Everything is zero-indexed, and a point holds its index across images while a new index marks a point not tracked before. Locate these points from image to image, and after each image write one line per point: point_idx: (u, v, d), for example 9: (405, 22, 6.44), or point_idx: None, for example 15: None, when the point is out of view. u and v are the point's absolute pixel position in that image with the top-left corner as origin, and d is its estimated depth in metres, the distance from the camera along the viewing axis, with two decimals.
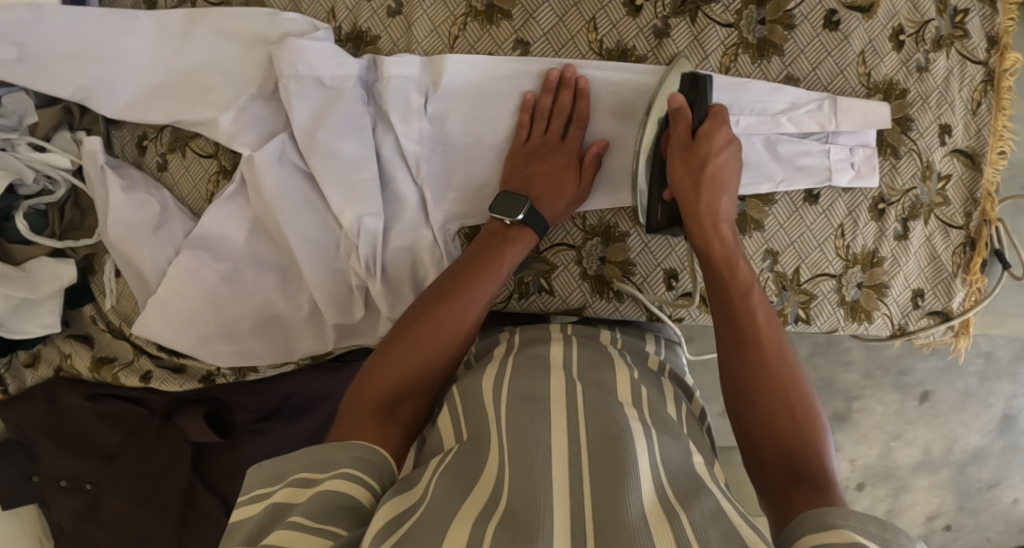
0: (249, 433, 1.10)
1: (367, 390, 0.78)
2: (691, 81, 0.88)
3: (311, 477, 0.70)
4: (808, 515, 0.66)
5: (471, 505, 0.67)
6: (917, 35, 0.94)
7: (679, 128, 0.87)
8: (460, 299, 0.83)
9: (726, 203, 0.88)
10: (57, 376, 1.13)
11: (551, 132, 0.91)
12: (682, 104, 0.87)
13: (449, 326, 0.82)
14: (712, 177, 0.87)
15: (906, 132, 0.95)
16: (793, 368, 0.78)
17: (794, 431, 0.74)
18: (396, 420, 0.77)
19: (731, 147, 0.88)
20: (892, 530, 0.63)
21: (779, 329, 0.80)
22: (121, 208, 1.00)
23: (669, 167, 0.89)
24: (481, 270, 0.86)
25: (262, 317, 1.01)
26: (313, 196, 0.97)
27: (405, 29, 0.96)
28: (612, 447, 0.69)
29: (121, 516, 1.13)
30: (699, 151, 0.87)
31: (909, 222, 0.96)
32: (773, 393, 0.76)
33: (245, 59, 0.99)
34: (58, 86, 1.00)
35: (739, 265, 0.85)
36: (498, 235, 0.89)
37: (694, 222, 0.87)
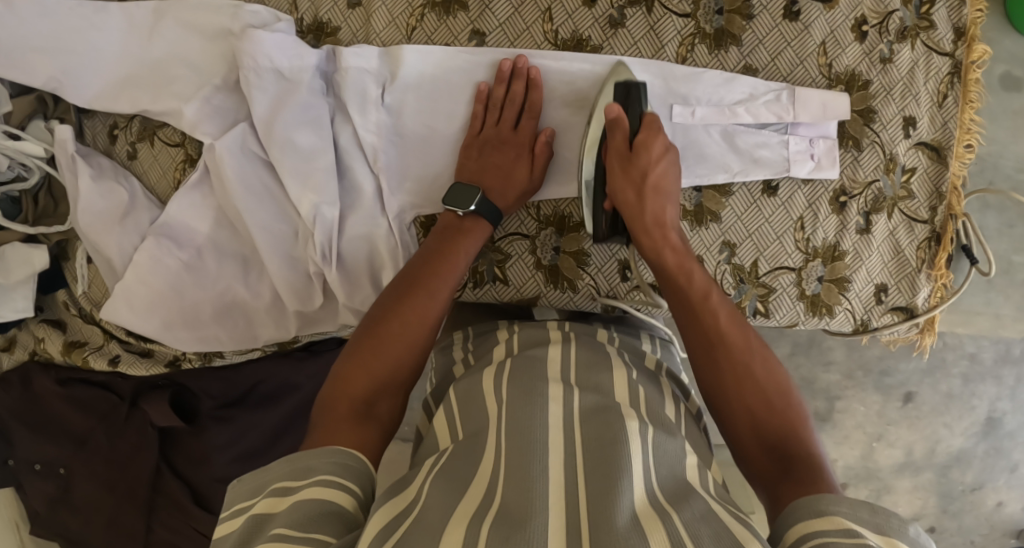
0: (212, 420, 1.13)
1: (337, 399, 0.75)
2: (623, 91, 0.88)
3: (290, 485, 0.68)
4: (798, 503, 0.65)
5: (470, 502, 0.66)
6: (880, 26, 0.92)
7: (617, 138, 0.87)
8: (424, 292, 0.83)
9: (671, 211, 0.87)
10: (32, 360, 1.14)
11: (504, 123, 0.91)
12: (620, 113, 0.86)
13: (416, 321, 0.81)
14: (656, 188, 0.86)
15: (868, 124, 0.93)
16: (765, 357, 0.77)
17: (773, 418, 0.74)
18: (375, 420, 0.75)
19: (668, 154, 0.88)
20: (882, 514, 0.63)
21: (745, 327, 0.79)
22: (88, 195, 1.02)
23: (610, 180, 0.88)
24: (438, 262, 0.85)
25: (224, 303, 1.04)
26: (271, 185, 0.98)
27: (364, 20, 0.96)
28: (609, 451, 0.68)
29: (92, 500, 1.16)
30: (639, 160, 0.86)
31: (871, 215, 0.94)
32: (747, 392, 0.75)
33: (208, 50, 1.01)
34: (29, 76, 1.02)
35: (694, 269, 0.84)
36: (453, 228, 0.88)
37: (643, 234, 0.86)
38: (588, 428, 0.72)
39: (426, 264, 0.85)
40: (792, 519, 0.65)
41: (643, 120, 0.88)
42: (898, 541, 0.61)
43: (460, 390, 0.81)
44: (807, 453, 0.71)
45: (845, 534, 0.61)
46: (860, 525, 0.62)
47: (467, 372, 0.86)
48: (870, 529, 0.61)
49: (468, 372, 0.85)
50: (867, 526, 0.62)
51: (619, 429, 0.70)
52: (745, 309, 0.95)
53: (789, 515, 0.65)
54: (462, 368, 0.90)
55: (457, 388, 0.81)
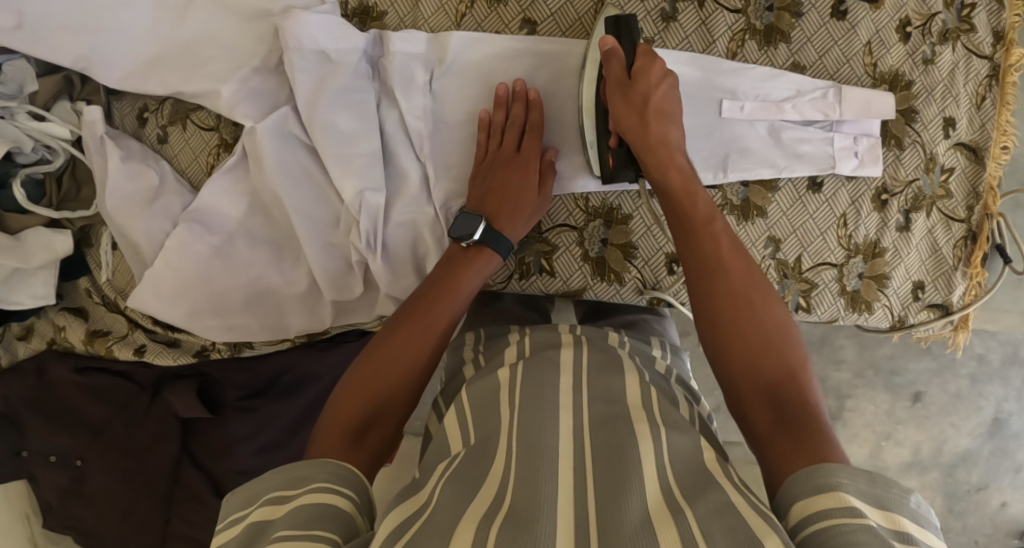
0: (237, 411, 1.10)
1: (329, 423, 0.73)
2: (615, 25, 0.87)
3: (284, 494, 0.66)
4: (797, 476, 0.65)
5: (481, 503, 0.66)
6: (923, 27, 0.94)
7: (614, 67, 0.84)
8: (422, 325, 0.79)
9: (676, 134, 0.85)
10: (49, 349, 1.11)
11: (506, 145, 0.90)
12: (613, 45, 0.85)
13: (417, 350, 0.78)
14: (658, 112, 0.84)
15: (910, 124, 0.95)
16: (765, 294, 0.77)
17: (770, 355, 0.73)
18: (364, 450, 0.72)
19: (667, 80, 0.85)
20: (880, 485, 0.63)
21: (747, 263, 0.78)
22: (116, 177, 1.00)
23: (611, 106, 0.85)
24: (436, 295, 0.82)
25: (255, 290, 1.00)
26: (313, 169, 0.96)
27: (412, 5, 0.95)
28: (617, 458, 0.68)
29: (107, 491, 1.10)
30: (639, 86, 0.84)
31: (911, 214, 0.96)
32: (744, 323, 0.75)
33: (245, 32, 0.99)
34: (57, 54, 1.00)
35: (699, 198, 0.83)
36: (455, 259, 0.85)
37: (649, 157, 0.84)
38: (599, 436, 0.71)
39: (432, 289, 0.83)
40: (793, 492, 0.64)
41: (639, 50, 0.85)
42: (899, 516, 0.62)
43: (472, 390, 0.80)
44: (803, 396, 0.71)
45: (850, 512, 0.61)
46: (860, 500, 0.62)
47: (478, 373, 0.85)
48: (871, 504, 0.62)
49: (479, 374, 0.84)
50: (867, 501, 0.62)
51: (629, 436, 0.70)
52: (787, 304, 0.96)
53: (789, 488, 0.65)
54: (473, 369, 0.89)
55: (469, 388, 0.81)
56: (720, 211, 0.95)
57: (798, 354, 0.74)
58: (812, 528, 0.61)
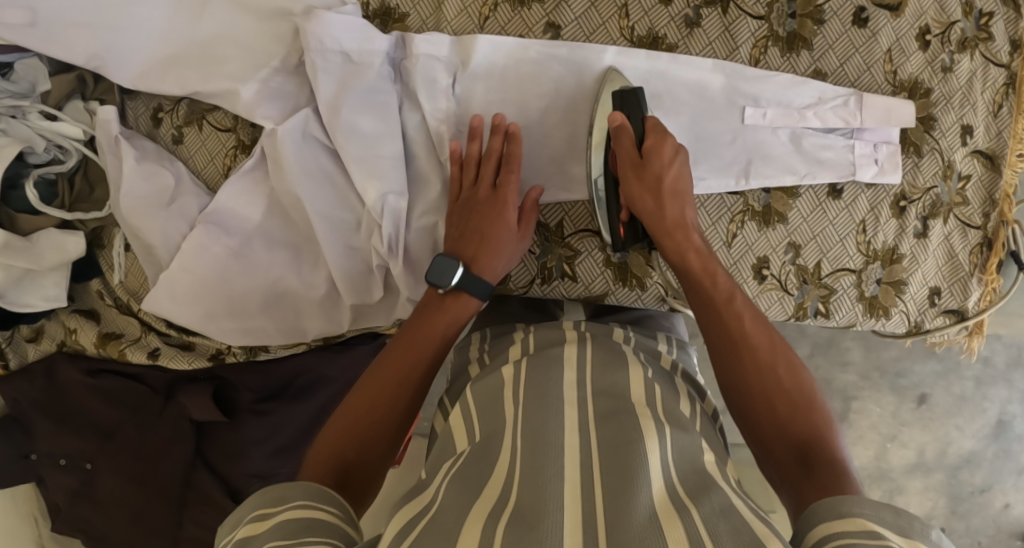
0: (252, 414, 1.09)
1: (315, 461, 0.73)
2: (621, 100, 0.89)
3: (267, 511, 0.65)
4: (820, 505, 0.64)
5: (485, 501, 0.66)
6: (943, 35, 0.94)
7: (624, 145, 0.86)
8: (407, 363, 0.80)
9: (689, 213, 0.87)
10: (59, 351, 1.09)
11: (482, 182, 0.89)
12: (622, 121, 0.87)
13: (403, 388, 0.78)
14: (673, 190, 0.85)
15: (929, 131, 0.95)
16: (789, 361, 0.76)
17: (798, 423, 0.73)
18: (352, 488, 0.72)
19: (679, 155, 0.86)
20: (905, 516, 0.62)
21: (770, 331, 0.78)
22: (131, 178, 0.99)
23: (625, 186, 0.87)
24: (410, 340, 0.81)
25: (273, 293, 1.00)
26: (333, 171, 0.95)
27: (435, 7, 0.95)
28: (624, 451, 0.68)
29: (118, 494, 1.09)
30: (651, 166, 0.85)
31: (928, 221, 0.96)
32: (769, 391, 0.75)
33: (264, 31, 0.98)
34: (71, 53, 0.98)
35: (718, 274, 0.83)
36: (432, 304, 0.84)
37: (666, 239, 0.85)
38: (604, 431, 0.71)
39: (416, 326, 0.83)
40: (814, 520, 0.64)
41: (648, 125, 0.87)
42: (921, 546, 0.60)
43: (475, 391, 0.81)
44: (833, 457, 0.70)
45: (869, 535, 0.60)
46: (883, 527, 0.61)
47: (482, 372, 0.86)
48: (893, 532, 0.60)
49: (484, 372, 0.85)
50: (889, 529, 0.61)
51: (634, 430, 0.70)
52: (806, 309, 0.97)
53: (811, 517, 0.64)
54: (478, 369, 0.91)
55: (472, 388, 0.82)
56: (742, 217, 0.95)
57: (825, 418, 0.73)
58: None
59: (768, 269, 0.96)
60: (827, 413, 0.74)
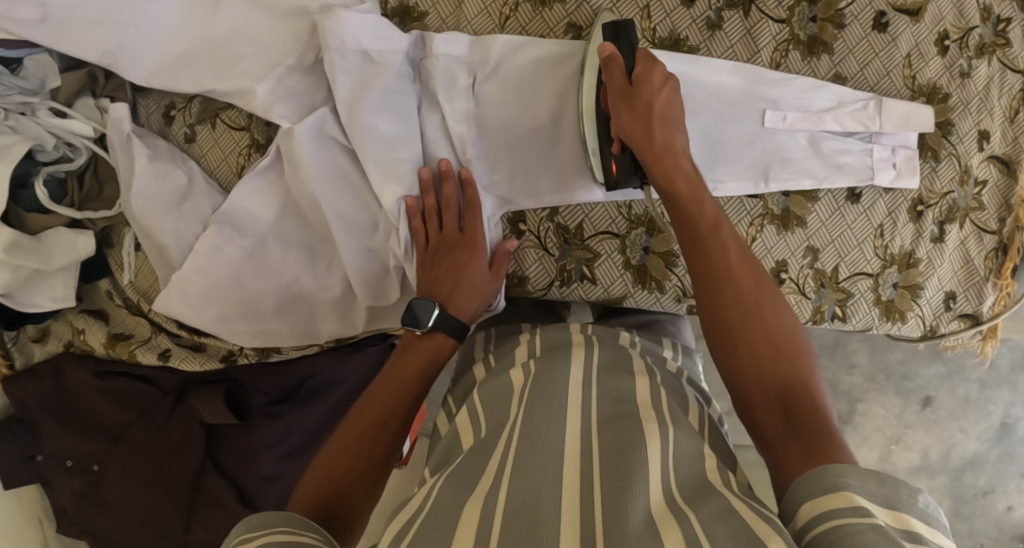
0: (264, 416, 1.08)
1: (309, 482, 0.73)
2: (613, 32, 0.86)
3: (248, 534, 0.63)
4: (804, 479, 0.62)
5: (476, 501, 0.64)
6: (961, 41, 0.94)
7: (615, 76, 0.83)
8: (398, 383, 0.81)
9: (680, 141, 0.84)
10: (67, 351, 1.08)
11: (448, 228, 0.90)
12: (613, 51, 0.83)
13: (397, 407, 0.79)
14: (662, 121, 0.83)
15: (946, 136, 0.96)
16: (775, 301, 0.75)
17: (780, 362, 0.72)
18: (346, 505, 0.72)
19: (670, 83, 0.84)
20: (890, 485, 0.61)
21: (757, 269, 0.76)
22: (143, 178, 0.97)
23: (615, 117, 0.84)
24: (389, 378, 0.81)
25: (288, 294, 0.99)
26: (350, 172, 0.94)
27: (455, 6, 0.94)
28: (622, 459, 0.67)
29: (126, 497, 1.08)
30: (641, 95, 0.83)
31: (944, 225, 0.97)
32: (753, 327, 0.73)
33: (280, 29, 0.96)
34: (80, 48, 0.96)
35: (707, 205, 0.80)
36: (409, 347, 0.84)
37: (654, 167, 0.83)
38: (608, 433, 0.71)
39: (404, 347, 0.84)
40: (803, 493, 0.62)
41: (639, 55, 0.84)
42: (907, 516, 0.59)
43: (484, 392, 0.83)
44: (812, 400, 0.69)
45: (857, 511, 0.58)
46: (870, 500, 0.59)
47: (490, 374, 0.87)
48: (880, 506, 0.59)
49: (492, 373, 0.87)
50: (877, 502, 0.59)
51: (636, 433, 0.70)
52: (823, 313, 0.97)
53: (798, 490, 0.62)
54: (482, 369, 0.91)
55: (481, 390, 0.84)
56: (761, 221, 0.95)
57: (808, 360, 0.72)
58: (819, 529, 0.59)
59: (785, 273, 0.96)
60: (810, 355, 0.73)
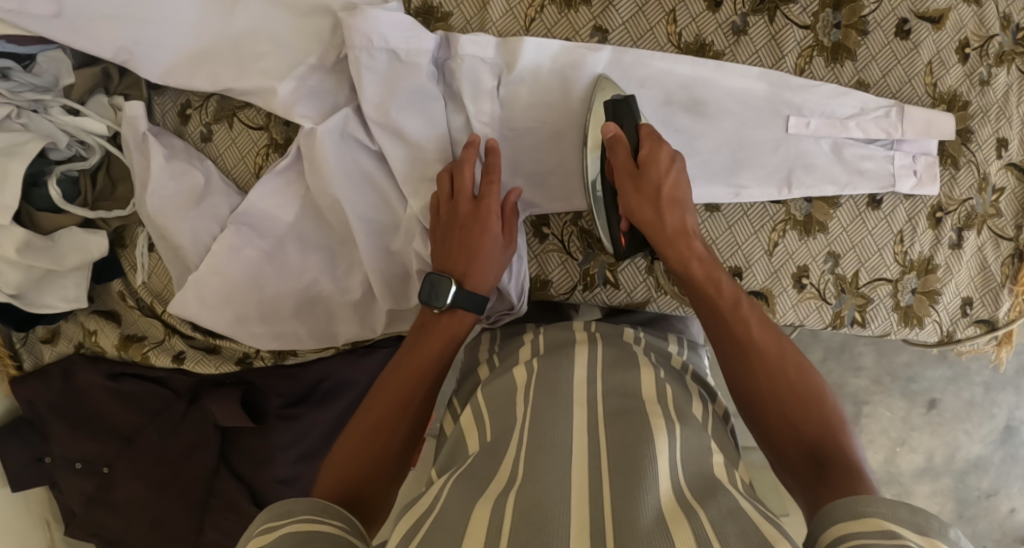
0: (279, 419, 1.06)
1: (325, 481, 0.72)
2: (613, 109, 0.88)
3: (272, 523, 0.62)
4: (836, 506, 0.63)
5: (484, 504, 0.64)
6: (981, 49, 0.94)
7: (620, 155, 0.84)
8: (411, 379, 0.79)
9: (691, 219, 0.85)
10: (76, 353, 1.06)
11: (463, 196, 0.86)
12: (616, 131, 0.85)
13: (410, 403, 0.77)
14: (673, 200, 0.84)
15: (966, 143, 0.96)
16: (802, 369, 0.75)
17: (811, 427, 0.72)
18: (363, 504, 0.71)
19: (675, 162, 0.84)
20: (923, 515, 0.60)
21: (779, 337, 0.77)
22: (159, 177, 0.96)
23: (624, 199, 0.85)
24: (410, 363, 0.80)
25: (307, 297, 0.98)
26: (373, 173, 0.93)
27: (479, 7, 0.93)
28: (632, 449, 0.66)
29: (137, 500, 1.06)
30: (649, 176, 0.84)
31: (963, 231, 0.97)
32: (782, 398, 0.73)
33: (301, 28, 0.94)
34: (97, 45, 0.94)
35: (722, 281, 0.82)
36: (427, 326, 0.83)
37: (669, 247, 0.84)
38: (613, 430, 0.69)
39: (417, 340, 0.82)
40: (829, 520, 0.62)
41: (642, 133, 0.85)
42: (940, 544, 0.58)
43: (488, 392, 0.80)
44: (848, 456, 0.69)
45: (883, 535, 0.58)
46: (900, 527, 0.59)
47: (493, 373, 0.85)
48: (913, 531, 0.58)
49: (496, 373, 0.84)
50: (908, 527, 0.59)
51: (644, 430, 0.68)
52: (843, 318, 0.98)
53: (828, 514, 0.62)
54: (487, 369, 0.89)
55: (484, 390, 0.81)
56: (784, 227, 0.96)
57: (835, 413, 0.73)
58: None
59: (807, 278, 0.96)
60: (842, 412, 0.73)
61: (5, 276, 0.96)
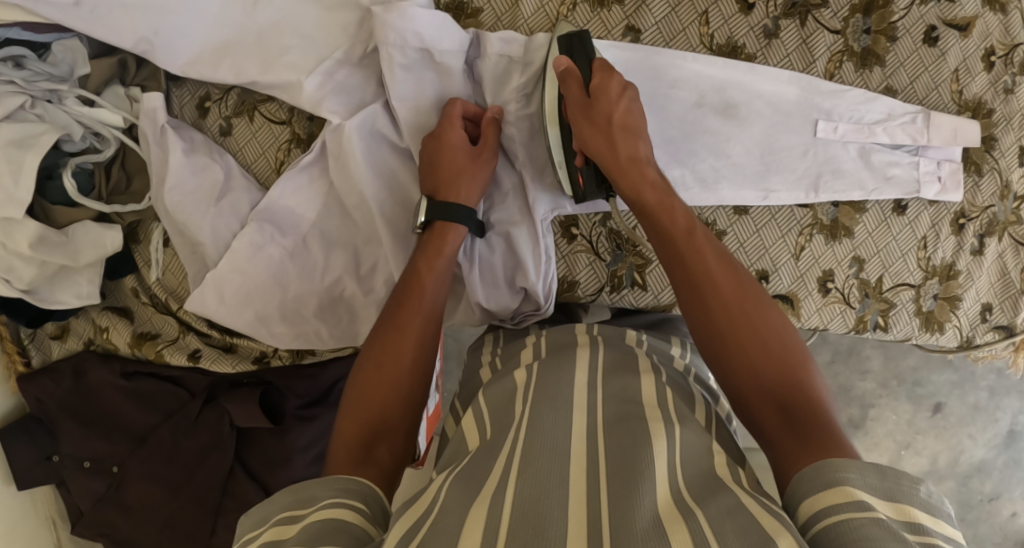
0: (297, 420, 1.05)
1: (337, 449, 0.71)
2: (568, 45, 0.87)
3: (295, 513, 0.63)
4: (804, 474, 0.62)
5: (483, 497, 0.61)
6: (1006, 57, 0.94)
7: (573, 89, 0.85)
8: (408, 320, 0.80)
9: (643, 146, 0.85)
10: (87, 350, 1.04)
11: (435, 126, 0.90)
12: (568, 64, 0.85)
13: (409, 344, 0.78)
14: (624, 127, 0.84)
15: (989, 151, 0.95)
16: (756, 293, 0.75)
17: (770, 363, 0.70)
18: (374, 463, 0.70)
19: (627, 92, 0.85)
20: (890, 476, 0.60)
21: (735, 269, 0.77)
22: (179, 172, 0.94)
23: (577, 128, 0.85)
24: (409, 291, 0.82)
25: (330, 298, 0.96)
26: (400, 171, 0.93)
27: (511, 4, 0.92)
28: (638, 452, 0.64)
29: (149, 500, 1.04)
30: (600, 104, 0.84)
31: (985, 238, 0.97)
32: (741, 329, 0.72)
33: (327, 21, 0.92)
34: (116, 35, 0.91)
35: (677, 211, 0.81)
36: (418, 251, 0.86)
37: (621, 176, 0.83)
38: (614, 432, 0.67)
39: (409, 283, 0.83)
40: (802, 491, 0.61)
41: (595, 66, 0.86)
42: (909, 508, 0.58)
43: (488, 393, 0.78)
44: (809, 400, 0.68)
45: (859, 506, 0.57)
46: (869, 494, 0.59)
47: (494, 376, 0.83)
48: (881, 499, 0.58)
49: (496, 376, 0.82)
50: (877, 495, 0.59)
51: (643, 432, 0.67)
52: (866, 322, 0.98)
53: (797, 488, 0.62)
54: (489, 372, 0.88)
55: (486, 391, 0.79)
56: (810, 231, 0.96)
57: (799, 351, 0.72)
58: (821, 525, 0.58)
59: (832, 282, 0.97)
60: (796, 336, 0.73)
61: (18, 272, 0.94)
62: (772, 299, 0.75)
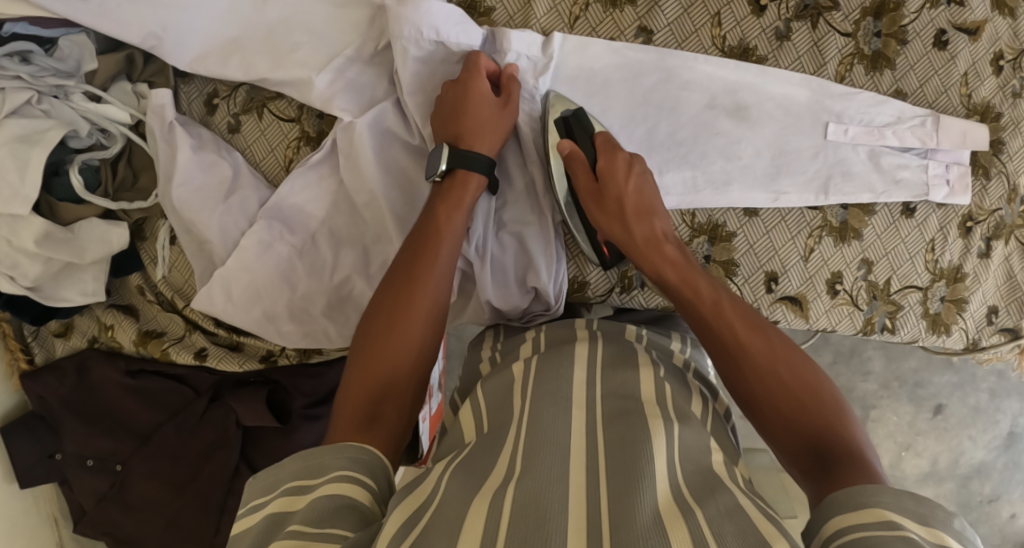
0: (303, 419, 1.06)
1: (343, 408, 0.71)
2: (565, 126, 0.91)
3: (304, 483, 0.63)
4: (837, 496, 0.62)
5: (483, 493, 0.61)
6: (1015, 61, 0.94)
7: (579, 172, 0.89)
8: (420, 282, 0.80)
9: (660, 224, 0.88)
10: (91, 347, 1.03)
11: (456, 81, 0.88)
12: (571, 146, 0.89)
13: (424, 307, 0.78)
14: (635, 204, 0.88)
15: (997, 155, 0.96)
16: (785, 352, 0.76)
17: (807, 424, 0.71)
18: (382, 424, 0.70)
19: (634, 168, 0.89)
20: (927, 504, 0.59)
21: (761, 330, 0.78)
22: (187, 169, 0.93)
23: (590, 214, 0.90)
24: (416, 273, 0.80)
25: (338, 296, 0.96)
26: (410, 169, 0.92)
27: (523, 3, 0.92)
28: (628, 451, 0.64)
29: (153, 499, 1.04)
30: (607, 186, 0.89)
31: (992, 241, 0.97)
32: (772, 394, 0.74)
33: (339, 18, 0.92)
34: (124, 30, 0.90)
35: (700, 283, 0.83)
36: (427, 233, 0.83)
37: (641, 254, 0.87)
38: (613, 428, 0.67)
39: (419, 253, 0.82)
40: (831, 509, 0.61)
41: (596, 143, 0.90)
42: (943, 533, 0.57)
43: (488, 389, 0.77)
44: (851, 452, 0.68)
45: (887, 526, 0.58)
46: (902, 516, 0.58)
47: (493, 370, 0.82)
48: (916, 522, 0.58)
49: (495, 369, 0.82)
50: (910, 517, 0.58)
51: (642, 428, 0.66)
52: (874, 325, 0.98)
53: (826, 509, 0.61)
54: (489, 366, 0.88)
55: (484, 386, 0.78)
56: (819, 233, 0.96)
57: (838, 412, 0.72)
58: (846, 539, 0.58)
59: (840, 284, 0.97)
60: (834, 393, 0.73)
61: (22, 269, 0.93)
62: (806, 357, 0.76)
